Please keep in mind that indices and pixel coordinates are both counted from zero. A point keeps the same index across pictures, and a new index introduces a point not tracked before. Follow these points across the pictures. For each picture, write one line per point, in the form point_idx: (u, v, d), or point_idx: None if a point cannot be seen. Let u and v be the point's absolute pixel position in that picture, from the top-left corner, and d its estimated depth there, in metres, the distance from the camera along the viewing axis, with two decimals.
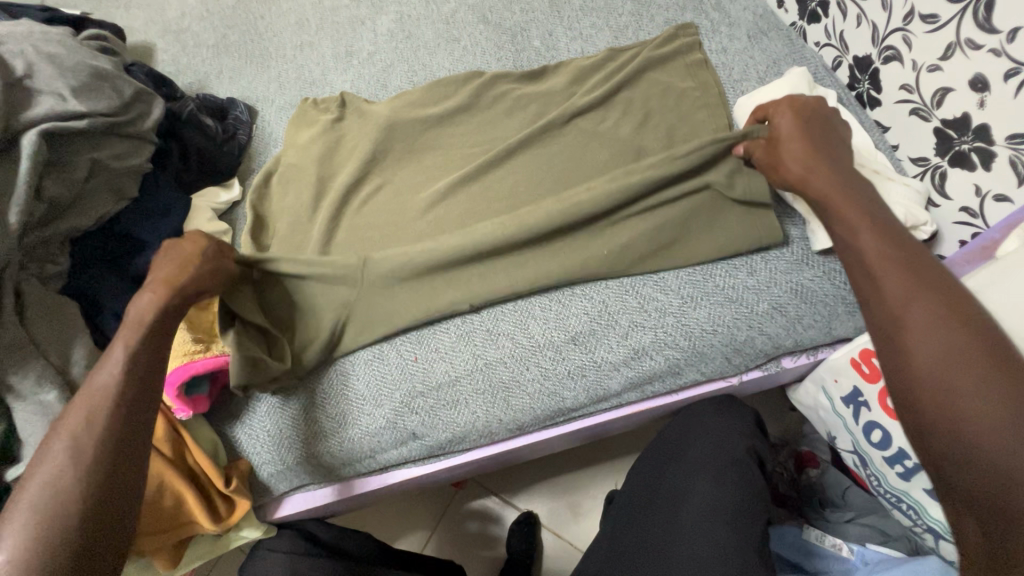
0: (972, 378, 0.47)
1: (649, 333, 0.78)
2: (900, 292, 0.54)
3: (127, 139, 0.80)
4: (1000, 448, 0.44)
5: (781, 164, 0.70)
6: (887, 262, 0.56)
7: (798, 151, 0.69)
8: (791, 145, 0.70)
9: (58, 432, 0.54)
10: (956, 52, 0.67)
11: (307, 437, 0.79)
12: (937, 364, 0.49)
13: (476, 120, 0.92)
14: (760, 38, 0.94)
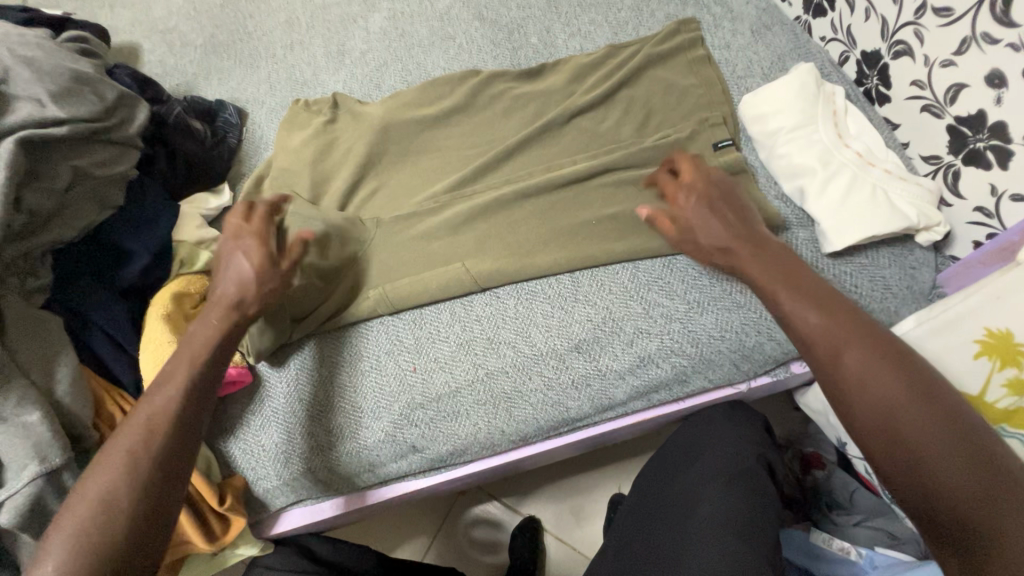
0: (911, 412, 0.50)
1: (654, 340, 0.76)
2: (827, 336, 0.56)
3: (111, 145, 0.77)
4: (950, 477, 0.47)
5: (692, 236, 0.68)
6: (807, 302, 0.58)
7: (705, 218, 0.67)
8: (694, 219, 0.68)
9: (109, 453, 0.54)
10: (972, 46, 0.65)
11: (308, 451, 0.76)
12: (878, 400, 0.52)
13: (473, 120, 0.89)
14: (763, 33, 0.92)
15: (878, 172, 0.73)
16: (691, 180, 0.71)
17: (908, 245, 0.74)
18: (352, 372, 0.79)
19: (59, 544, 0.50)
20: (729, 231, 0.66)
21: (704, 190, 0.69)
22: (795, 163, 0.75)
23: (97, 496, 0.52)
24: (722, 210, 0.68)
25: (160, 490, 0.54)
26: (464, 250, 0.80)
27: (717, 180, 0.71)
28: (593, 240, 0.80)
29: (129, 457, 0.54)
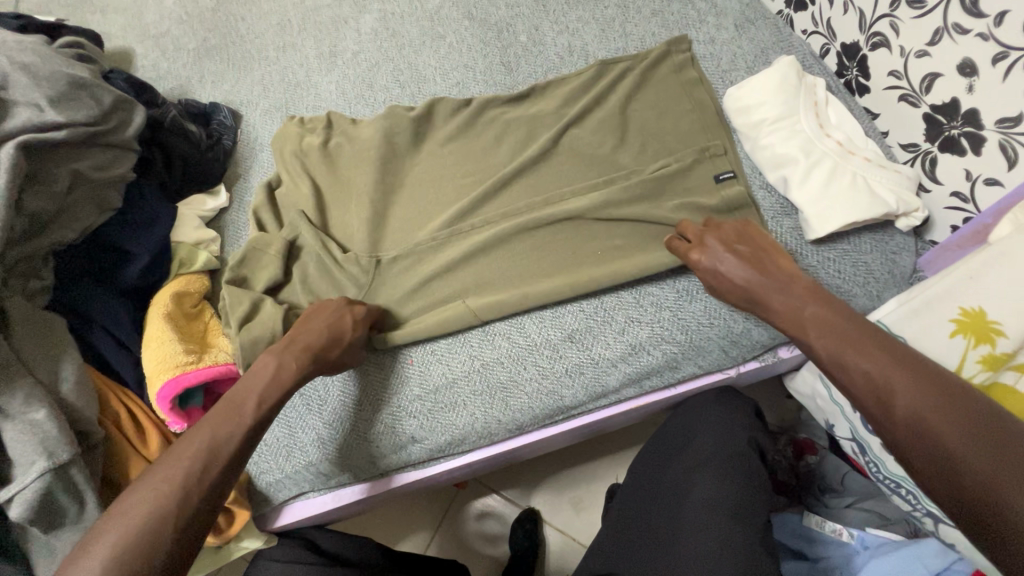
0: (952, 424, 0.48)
1: (645, 328, 0.78)
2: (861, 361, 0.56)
3: (109, 148, 0.78)
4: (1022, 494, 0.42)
5: (722, 273, 0.70)
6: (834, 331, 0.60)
7: (733, 262, 0.70)
8: (722, 264, 0.70)
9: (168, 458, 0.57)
10: (944, 36, 0.67)
11: (317, 443, 0.78)
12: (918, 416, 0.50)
13: (465, 119, 0.91)
14: (747, 27, 0.94)
15: (859, 160, 0.75)
16: (717, 231, 0.73)
17: (889, 231, 0.76)
18: (355, 366, 0.81)
19: (113, 534, 0.51)
20: (756, 275, 0.68)
21: (723, 240, 0.72)
22: (778, 154, 0.78)
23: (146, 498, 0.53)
24: (750, 254, 0.70)
25: (202, 512, 0.55)
26: (459, 246, 0.82)
27: (744, 233, 0.73)
28: (585, 234, 0.81)
29: (192, 461, 0.57)
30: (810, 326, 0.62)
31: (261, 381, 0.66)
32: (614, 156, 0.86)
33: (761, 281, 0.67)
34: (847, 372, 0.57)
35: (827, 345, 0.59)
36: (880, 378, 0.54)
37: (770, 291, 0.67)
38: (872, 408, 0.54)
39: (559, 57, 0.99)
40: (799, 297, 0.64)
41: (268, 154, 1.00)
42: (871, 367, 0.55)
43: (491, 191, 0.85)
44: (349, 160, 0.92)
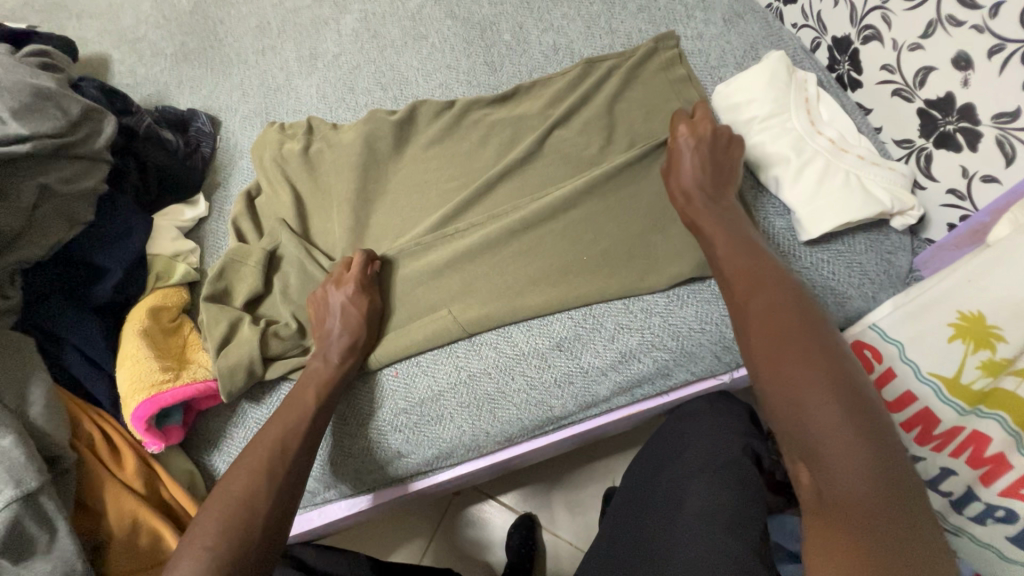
0: (798, 352, 0.52)
1: (635, 335, 0.76)
2: (747, 291, 0.60)
3: (78, 160, 0.76)
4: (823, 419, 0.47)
5: (676, 174, 0.74)
6: (735, 264, 0.63)
7: (692, 156, 0.72)
8: (683, 157, 0.73)
9: (236, 473, 0.62)
10: (938, 29, 0.65)
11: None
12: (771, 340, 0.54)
13: (448, 122, 0.89)
14: (736, 22, 0.91)
15: (851, 158, 0.73)
16: (704, 125, 0.74)
17: (885, 230, 0.74)
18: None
19: (202, 539, 0.56)
20: (705, 184, 0.71)
21: (706, 137, 0.73)
22: (769, 152, 0.75)
23: (218, 512, 0.58)
24: (713, 157, 0.72)
25: (277, 518, 0.60)
26: (444, 254, 0.80)
27: (725, 133, 0.75)
28: (573, 239, 0.79)
29: (254, 475, 0.61)
30: (718, 237, 0.67)
31: (303, 395, 0.69)
32: (602, 157, 0.83)
33: (703, 190, 0.71)
34: (737, 298, 0.61)
35: (726, 256, 0.65)
36: (749, 289, 0.60)
37: (701, 205, 0.70)
38: (741, 311, 0.59)
39: (544, 56, 0.97)
40: (719, 214, 0.69)
41: (248, 161, 0.98)
42: (754, 296, 0.59)
43: (475, 196, 0.83)
44: (330, 166, 0.89)
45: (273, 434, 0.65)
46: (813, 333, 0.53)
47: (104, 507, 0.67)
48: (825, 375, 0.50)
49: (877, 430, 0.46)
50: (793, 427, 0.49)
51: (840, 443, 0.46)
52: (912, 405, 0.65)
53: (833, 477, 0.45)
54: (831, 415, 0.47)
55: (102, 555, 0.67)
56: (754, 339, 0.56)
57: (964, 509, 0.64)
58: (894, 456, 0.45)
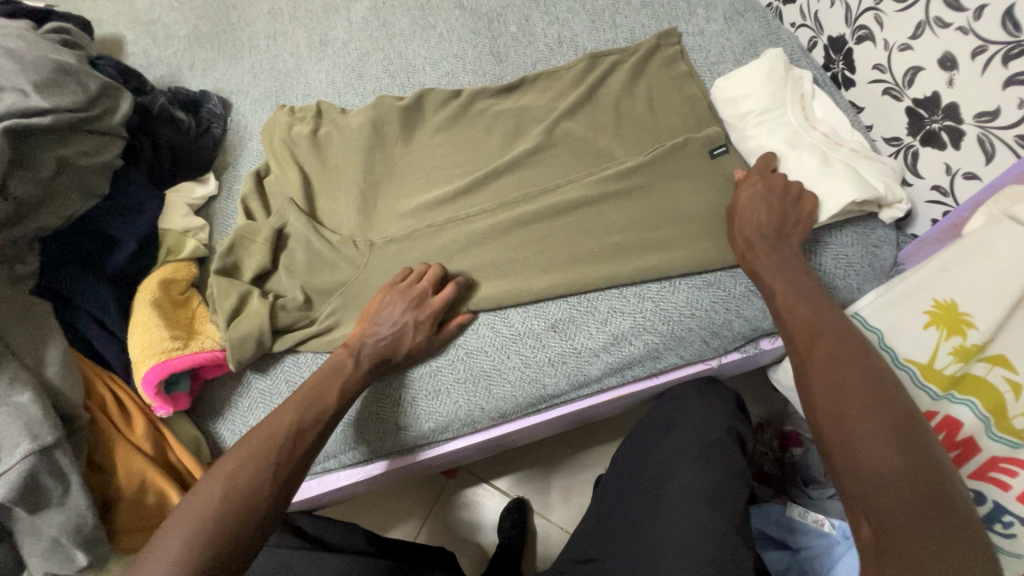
0: (860, 399, 0.53)
1: (627, 318, 0.78)
2: (808, 332, 0.61)
3: (95, 135, 0.78)
4: (886, 469, 0.49)
5: (741, 221, 0.73)
6: (797, 303, 0.64)
7: (756, 210, 0.72)
8: (750, 210, 0.73)
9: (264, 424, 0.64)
10: (926, 30, 0.67)
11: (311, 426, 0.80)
12: (833, 386, 0.55)
13: (454, 110, 0.91)
14: (736, 20, 0.94)
15: (842, 153, 0.75)
16: (775, 180, 0.74)
17: (872, 224, 0.77)
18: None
19: (219, 482, 0.58)
20: (768, 232, 0.70)
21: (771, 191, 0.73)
22: (764, 147, 0.79)
23: (203, 517, 0.56)
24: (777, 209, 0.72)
25: (268, 526, 0.59)
26: (446, 238, 0.83)
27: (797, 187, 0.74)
28: (572, 227, 0.82)
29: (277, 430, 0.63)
30: (777, 285, 0.66)
31: (300, 400, 0.67)
32: (602, 148, 0.86)
33: (766, 236, 0.70)
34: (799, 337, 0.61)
35: (788, 300, 0.65)
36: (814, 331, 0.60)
37: (762, 253, 0.70)
38: (802, 352, 0.60)
39: (548, 48, 0.99)
40: (781, 260, 0.68)
41: (258, 143, 1.00)
42: (817, 338, 0.60)
43: (477, 182, 0.86)
44: (337, 150, 0.92)
45: (268, 436, 0.63)
46: (883, 389, 0.54)
47: (113, 468, 0.70)
48: (894, 430, 0.51)
49: (942, 482, 0.48)
50: (853, 474, 0.50)
51: (905, 498, 0.47)
52: None
53: (898, 529, 0.46)
54: (896, 466, 0.48)
55: (112, 512, 0.70)
56: (817, 384, 0.57)
57: None
58: (957, 515, 0.46)
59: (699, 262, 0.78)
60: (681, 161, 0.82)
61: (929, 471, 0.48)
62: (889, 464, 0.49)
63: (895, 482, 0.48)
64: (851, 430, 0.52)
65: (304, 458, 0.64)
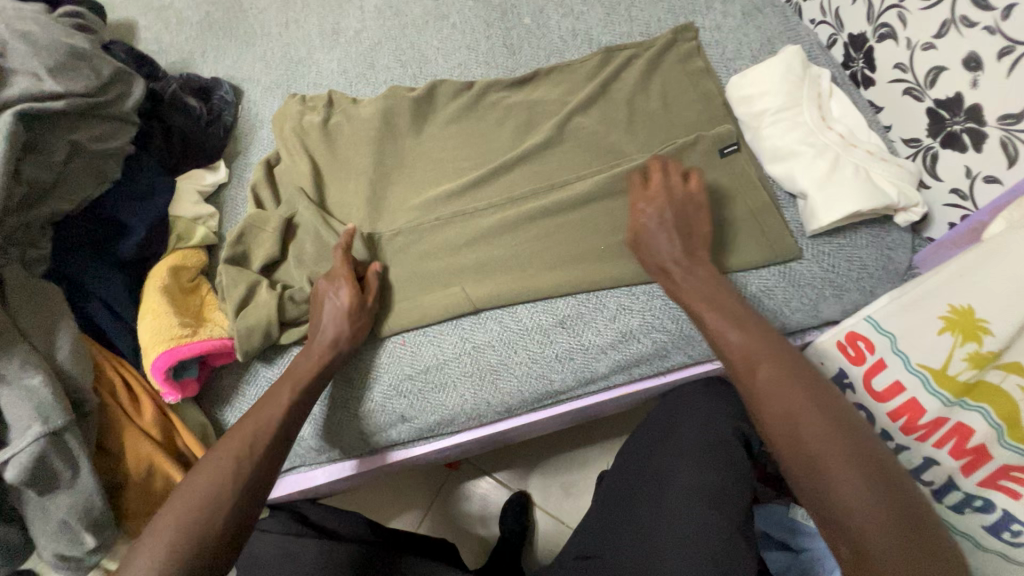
0: (813, 423, 0.56)
1: (636, 316, 0.78)
2: (746, 357, 0.62)
3: (107, 120, 0.79)
4: (851, 491, 0.52)
5: (647, 246, 0.74)
6: (732, 325, 0.65)
7: (660, 231, 0.73)
8: (653, 233, 0.74)
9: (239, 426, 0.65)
10: (951, 29, 0.66)
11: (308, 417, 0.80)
12: (784, 413, 0.58)
13: (466, 103, 0.91)
14: (754, 15, 0.92)
15: (861, 153, 0.74)
16: (659, 190, 0.76)
17: (887, 226, 0.76)
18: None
19: (197, 483, 0.60)
20: (678, 255, 0.72)
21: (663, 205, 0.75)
22: (779, 146, 0.77)
23: (155, 564, 0.55)
24: (674, 220, 0.74)
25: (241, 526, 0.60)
26: (456, 231, 0.83)
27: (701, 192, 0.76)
28: (585, 226, 0.81)
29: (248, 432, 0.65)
30: (704, 308, 0.68)
31: (248, 429, 0.65)
32: (615, 144, 0.86)
33: (677, 259, 0.72)
34: (739, 363, 0.63)
35: (718, 325, 0.66)
36: (751, 355, 0.62)
37: (682, 272, 0.71)
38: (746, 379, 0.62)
39: (562, 41, 0.98)
40: (698, 284, 0.70)
41: (268, 132, 1.00)
42: (756, 364, 0.61)
43: (487, 175, 0.85)
44: (348, 140, 0.92)
45: (215, 474, 0.61)
46: (825, 401, 0.57)
47: (122, 452, 0.71)
48: (842, 443, 0.54)
49: (898, 489, 0.52)
50: (818, 496, 0.54)
51: (868, 509, 0.51)
52: (900, 396, 0.66)
53: (869, 540, 0.50)
54: (860, 486, 0.52)
55: (120, 496, 0.71)
56: (769, 413, 0.59)
57: (944, 498, 0.67)
58: (911, 509, 0.51)
59: (712, 261, 0.77)
60: (694, 158, 0.81)
61: (880, 475, 0.53)
62: (846, 478, 0.53)
63: (861, 503, 0.51)
64: (806, 452, 0.55)
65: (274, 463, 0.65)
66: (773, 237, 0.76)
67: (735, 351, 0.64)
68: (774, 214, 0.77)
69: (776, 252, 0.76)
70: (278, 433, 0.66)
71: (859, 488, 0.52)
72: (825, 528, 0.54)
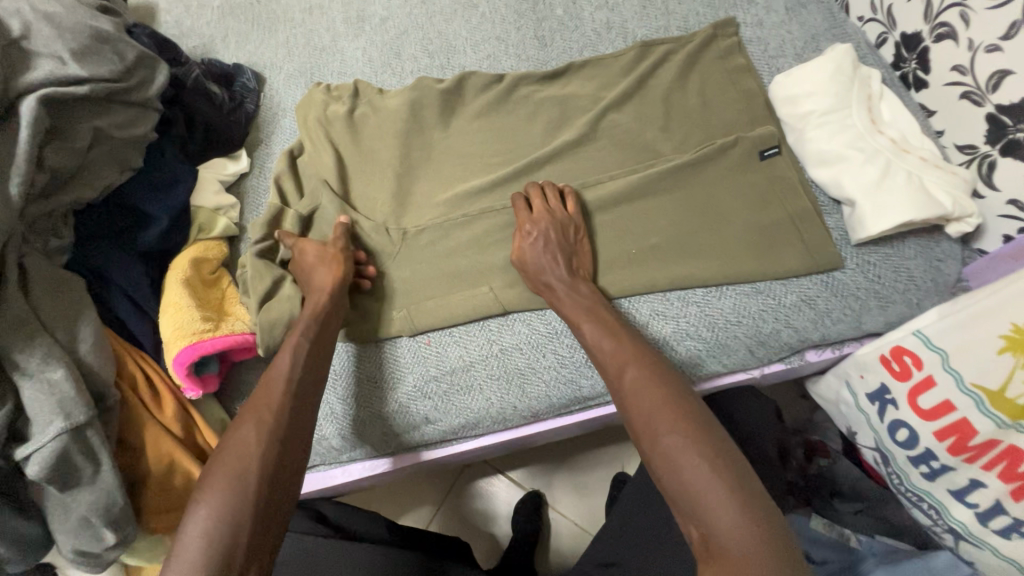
0: (669, 418, 0.58)
1: (670, 323, 0.75)
2: (617, 360, 0.65)
3: (130, 106, 0.76)
4: (699, 482, 0.53)
5: (535, 274, 0.73)
6: (600, 331, 0.68)
7: (543, 256, 0.73)
8: (533, 258, 0.73)
9: (270, 387, 0.63)
10: (1021, 31, 0.62)
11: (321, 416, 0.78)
12: (647, 410, 0.60)
13: (496, 96, 0.88)
14: (799, 11, 0.88)
15: (913, 159, 0.70)
16: (541, 214, 0.75)
17: (936, 236, 0.73)
18: (347, 345, 0.80)
19: (247, 446, 0.58)
20: (564, 275, 0.72)
21: (551, 230, 0.74)
22: (825, 149, 0.74)
23: (209, 544, 0.52)
24: (560, 241, 0.73)
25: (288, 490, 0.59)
26: (484, 229, 0.81)
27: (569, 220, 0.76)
28: (621, 229, 0.78)
29: (281, 393, 0.63)
30: (582, 320, 0.69)
31: (274, 397, 0.63)
32: (651, 143, 0.82)
33: (561, 278, 0.72)
34: (611, 367, 0.65)
35: (594, 335, 0.68)
36: (617, 359, 0.65)
37: (564, 294, 0.71)
38: (613, 380, 0.64)
39: (596, 34, 0.94)
40: (578, 298, 0.71)
41: (291, 121, 0.97)
42: (624, 368, 0.64)
43: (518, 172, 0.83)
44: (374, 132, 0.89)
45: (252, 446, 0.58)
46: (681, 401, 0.60)
47: (142, 447, 0.70)
48: (699, 438, 0.56)
49: (745, 480, 0.53)
50: (677, 491, 0.54)
51: (718, 502, 0.52)
52: (949, 415, 0.64)
53: (717, 532, 0.51)
54: (706, 476, 0.53)
55: (140, 491, 0.70)
56: (634, 411, 0.61)
57: (990, 522, 0.64)
58: (761, 502, 0.52)
59: (751, 267, 0.74)
60: (732, 160, 0.78)
61: (731, 469, 0.54)
62: (699, 473, 0.54)
63: (705, 491, 0.53)
64: (665, 449, 0.56)
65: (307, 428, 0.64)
66: (815, 244, 0.74)
67: (608, 357, 0.66)
68: (802, 222, 0.75)
69: (819, 261, 0.73)
70: (302, 399, 0.64)
71: (707, 477, 0.53)
72: (683, 521, 0.55)
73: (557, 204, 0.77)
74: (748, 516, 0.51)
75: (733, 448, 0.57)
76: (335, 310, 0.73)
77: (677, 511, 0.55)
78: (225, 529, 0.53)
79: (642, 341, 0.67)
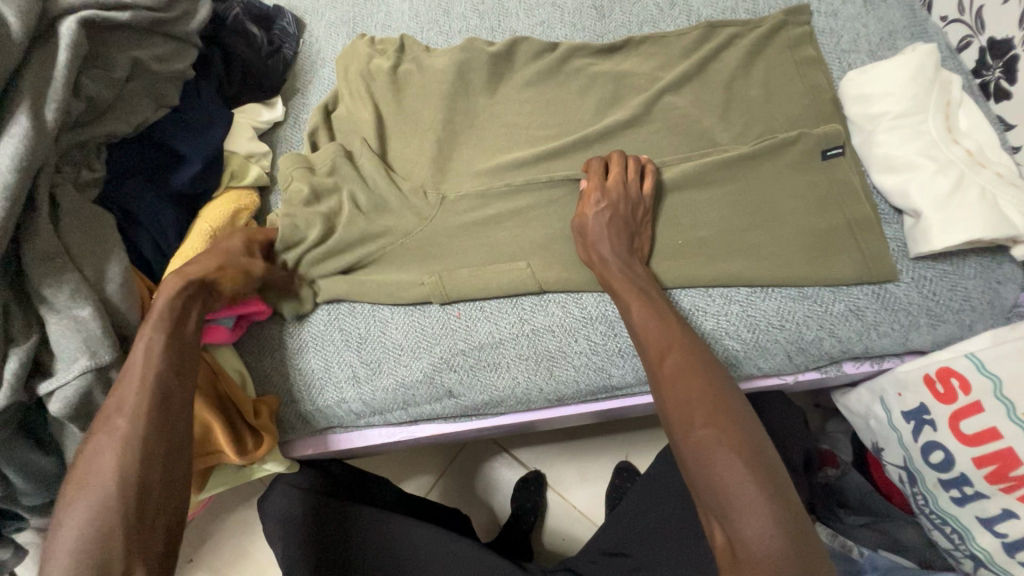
0: (706, 410, 0.56)
1: (710, 319, 0.72)
2: (659, 346, 0.63)
3: (170, 40, 0.74)
4: (730, 478, 0.52)
5: (590, 241, 0.71)
6: (645, 315, 0.65)
7: (605, 228, 0.70)
8: (593, 227, 0.71)
9: (123, 384, 0.57)
10: None
11: (265, 388, 0.78)
12: (683, 400, 0.58)
13: (549, 65, 0.84)
14: (878, 4, 0.83)
15: (988, 174, 0.67)
16: (615, 185, 0.72)
17: (999, 258, 0.70)
18: (364, 308, 0.79)
19: (108, 449, 0.53)
20: (620, 249, 0.70)
21: (619, 203, 0.71)
22: (893, 156, 0.71)
23: (78, 558, 0.49)
24: (626, 217, 0.71)
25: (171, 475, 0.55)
26: (526, 203, 0.78)
27: (643, 198, 0.73)
28: (670, 219, 0.75)
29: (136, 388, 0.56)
30: (633, 297, 0.67)
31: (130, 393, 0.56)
32: (707, 130, 0.79)
33: (618, 252, 0.70)
34: (651, 351, 0.63)
35: (642, 315, 0.65)
36: (659, 344, 0.63)
37: (618, 267, 0.69)
38: (652, 363, 0.62)
39: (658, 9, 0.89)
40: (632, 279, 0.68)
41: (330, 71, 0.93)
42: (666, 354, 0.62)
43: (566, 147, 0.79)
44: (418, 91, 0.85)
45: (107, 457, 0.53)
46: (722, 398, 0.58)
47: None
48: (735, 435, 0.55)
49: (778, 481, 0.52)
50: (707, 486, 0.53)
51: (749, 502, 0.51)
52: (991, 443, 0.64)
53: (744, 533, 0.50)
54: (740, 474, 0.52)
55: None
56: (669, 398, 0.59)
57: (1016, 553, 0.64)
58: (794, 511, 0.51)
59: (802, 270, 0.71)
60: (792, 156, 0.75)
61: (766, 470, 0.53)
62: (730, 469, 0.52)
63: (736, 490, 0.51)
64: (698, 442, 0.55)
65: (177, 415, 0.58)
66: (871, 254, 0.71)
67: (649, 341, 0.64)
68: (864, 230, 0.71)
69: (872, 272, 0.70)
70: (166, 391, 0.57)
71: (742, 476, 0.52)
72: (707, 514, 0.54)
73: (631, 174, 0.73)
74: (779, 517, 0.50)
75: (768, 446, 0.55)
76: (196, 300, 0.64)
77: (702, 505, 0.55)
78: (91, 538, 0.49)
79: (690, 330, 0.65)
